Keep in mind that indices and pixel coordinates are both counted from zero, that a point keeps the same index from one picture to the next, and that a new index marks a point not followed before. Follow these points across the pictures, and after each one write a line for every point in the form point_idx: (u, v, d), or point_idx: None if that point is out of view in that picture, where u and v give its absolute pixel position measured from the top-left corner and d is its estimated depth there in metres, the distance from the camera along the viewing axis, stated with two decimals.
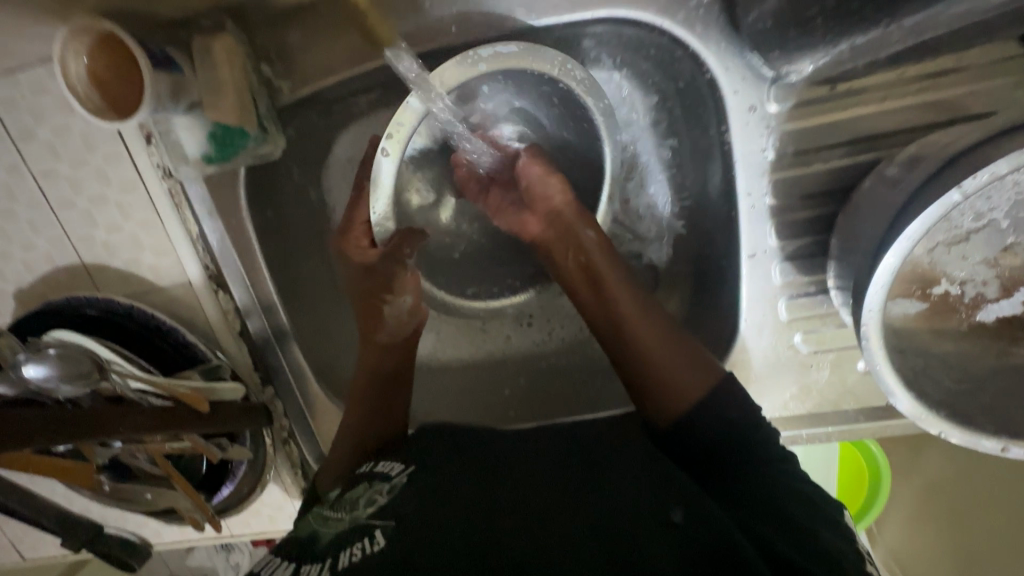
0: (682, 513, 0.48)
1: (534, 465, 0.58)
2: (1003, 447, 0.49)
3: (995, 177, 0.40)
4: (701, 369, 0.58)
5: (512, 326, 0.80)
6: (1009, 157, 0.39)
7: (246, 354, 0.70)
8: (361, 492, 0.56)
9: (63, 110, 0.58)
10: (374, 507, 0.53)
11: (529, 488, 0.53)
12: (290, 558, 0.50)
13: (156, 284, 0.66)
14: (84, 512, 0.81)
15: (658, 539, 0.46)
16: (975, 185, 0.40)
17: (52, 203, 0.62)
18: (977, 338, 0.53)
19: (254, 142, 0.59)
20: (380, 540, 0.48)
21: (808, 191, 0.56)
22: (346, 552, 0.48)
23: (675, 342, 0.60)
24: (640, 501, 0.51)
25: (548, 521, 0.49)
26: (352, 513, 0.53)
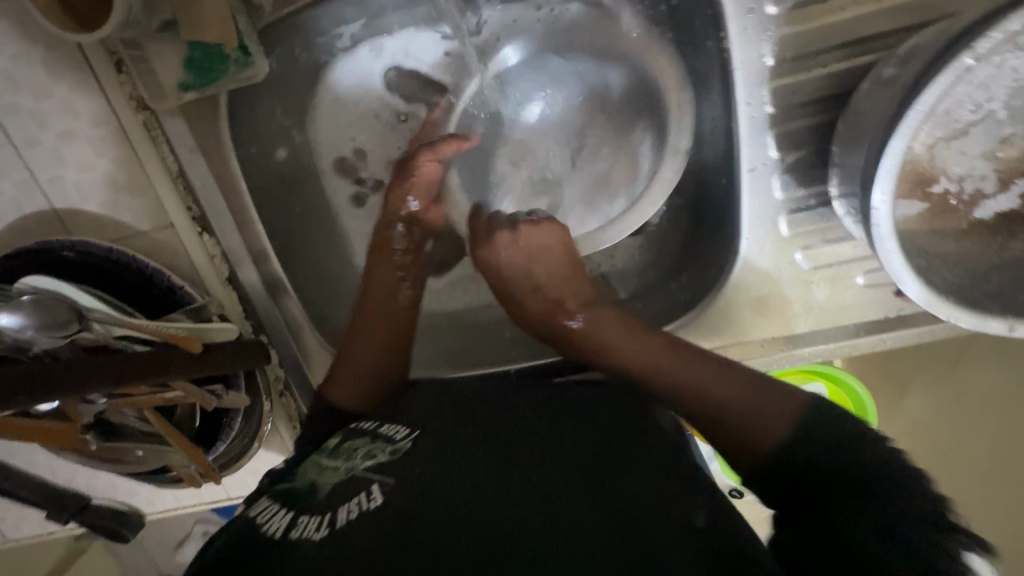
0: (706, 518, 0.44)
1: (541, 430, 0.53)
2: (1010, 327, 0.49)
3: (1007, 35, 0.40)
4: (766, 407, 0.49)
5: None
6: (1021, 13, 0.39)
7: (235, 299, 0.66)
8: (361, 445, 0.52)
9: (23, 34, 0.54)
10: (374, 461, 0.49)
11: (547, 461, 0.48)
12: (285, 507, 0.46)
13: (135, 229, 0.62)
14: (69, 484, 0.77)
15: (677, 537, 0.42)
16: (988, 46, 0.41)
17: (15, 142, 0.58)
18: (977, 235, 0.53)
19: (236, 66, 0.56)
20: (378, 496, 0.44)
21: (806, 99, 0.56)
22: (345, 506, 0.44)
23: (745, 396, 0.51)
24: (660, 496, 0.46)
25: (561, 507, 0.44)
26: (350, 463, 0.50)
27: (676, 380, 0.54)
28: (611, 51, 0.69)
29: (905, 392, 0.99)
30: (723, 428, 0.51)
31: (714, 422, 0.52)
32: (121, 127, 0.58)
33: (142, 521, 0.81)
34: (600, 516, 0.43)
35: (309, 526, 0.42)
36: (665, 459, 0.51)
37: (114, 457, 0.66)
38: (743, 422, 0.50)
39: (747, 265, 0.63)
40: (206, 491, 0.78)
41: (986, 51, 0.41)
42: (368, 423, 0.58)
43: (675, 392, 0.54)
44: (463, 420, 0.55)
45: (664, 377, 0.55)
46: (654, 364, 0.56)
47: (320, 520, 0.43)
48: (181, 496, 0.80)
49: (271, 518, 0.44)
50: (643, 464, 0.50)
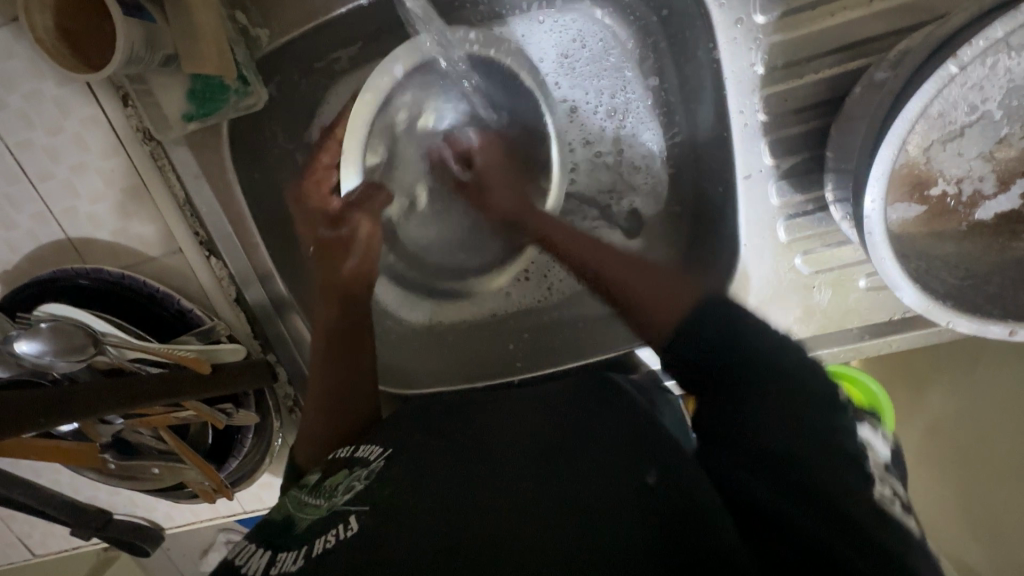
0: (657, 476, 0.51)
1: (508, 424, 0.60)
2: (1011, 331, 0.49)
3: (991, 42, 0.40)
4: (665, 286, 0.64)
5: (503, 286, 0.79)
6: (1005, 20, 0.39)
7: (242, 319, 0.68)
8: (341, 479, 0.55)
9: (34, 73, 0.56)
10: (352, 493, 0.52)
11: (510, 465, 0.53)
12: (265, 544, 0.48)
13: (146, 255, 0.64)
14: (92, 500, 0.80)
15: (636, 503, 0.48)
16: (972, 54, 0.40)
17: (30, 176, 0.60)
18: (978, 236, 0.53)
19: (236, 95, 0.58)
20: (354, 526, 0.47)
21: (801, 105, 0.56)
22: (323, 538, 0.47)
23: (660, 290, 0.64)
24: (617, 467, 0.52)
25: (528, 494, 0.49)
26: (331, 500, 0.52)
27: (621, 284, 0.68)
28: (611, 65, 0.69)
29: (925, 388, 0.98)
30: (626, 294, 0.67)
31: (626, 296, 0.67)
32: (129, 158, 0.60)
33: (162, 534, 0.83)
34: (561, 496, 0.49)
35: (286, 562, 0.45)
36: (627, 428, 0.57)
37: (132, 475, 0.68)
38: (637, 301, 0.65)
39: (746, 273, 0.63)
40: (222, 504, 0.80)
41: (969, 60, 0.40)
42: (344, 450, 0.62)
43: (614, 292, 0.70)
44: (433, 433, 0.60)
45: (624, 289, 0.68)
46: (602, 262, 0.71)
47: (298, 554, 0.46)
48: (199, 511, 0.82)
49: (252, 556, 0.47)
50: (608, 431, 0.57)
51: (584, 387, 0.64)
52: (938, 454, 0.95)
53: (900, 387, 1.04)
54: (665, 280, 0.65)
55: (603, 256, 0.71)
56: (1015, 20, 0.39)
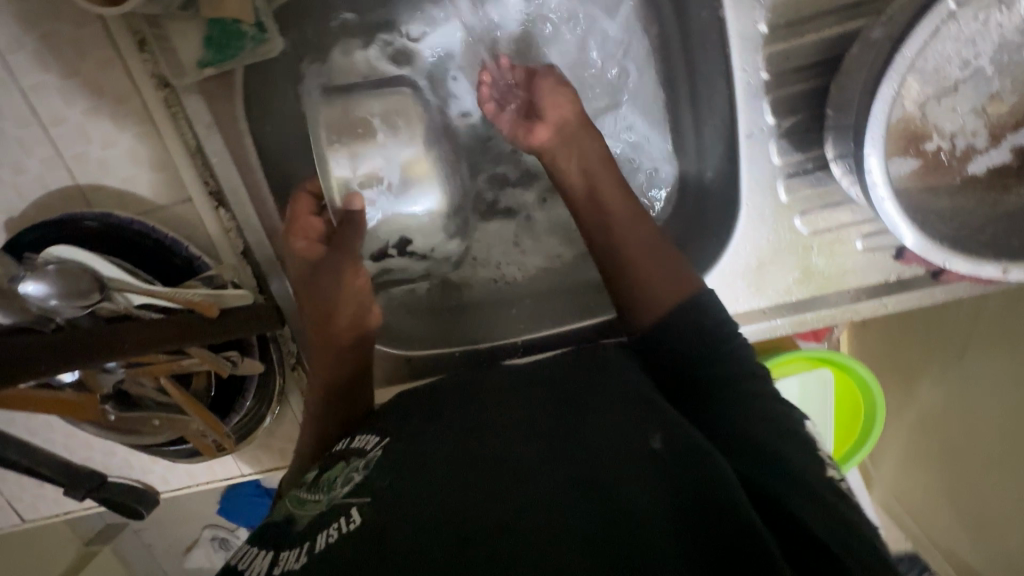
0: (663, 440, 0.48)
1: (507, 399, 0.58)
2: (1002, 270, 0.50)
3: None
4: (681, 280, 0.60)
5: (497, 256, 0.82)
6: None
7: (249, 271, 0.68)
8: (338, 473, 0.54)
9: (51, 14, 0.57)
10: (352, 485, 0.51)
11: (512, 445, 0.50)
12: (268, 549, 0.48)
13: (156, 204, 0.64)
14: (86, 461, 0.79)
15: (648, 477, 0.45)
16: None
17: (42, 119, 0.61)
18: (972, 190, 0.55)
19: (253, 42, 0.58)
20: (356, 518, 0.46)
21: (801, 64, 0.58)
22: (324, 533, 0.46)
23: (683, 274, 0.60)
24: (627, 439, 0.49)
25: (540, 470, 0.47)
26: (330, 494, 0.51)
27: (613, 225, 0.64)
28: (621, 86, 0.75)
29: (916, 378, 0.99)
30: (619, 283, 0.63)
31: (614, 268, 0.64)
32: (143, 104, 0.61)
33: (158, 499, 0.81)
34: (567, 477, 0.45)
35: (289, 558, 0.45)
36: (620, 399, 0.54)
37: (134, 429, 0.68)
38: (653, 287, 0.60)
39: (747, 236, 0.65)
40: (219, 467, 0.79)
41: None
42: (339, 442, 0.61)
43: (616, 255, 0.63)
44: (428, 418, 0.57)
45: (626, 248, 0.63)
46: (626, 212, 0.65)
47: (299, 553, 0.45)
48: (196, 474, 0.81)
49: (255, 559, 0.47)
50: (611, 410, 0.53)
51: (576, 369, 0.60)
52: (933, 441, 0.95)
53: (896, 379, 1.04)
54: (677, 271, 0.60)
55: (627, 227, 0.64)
56: None
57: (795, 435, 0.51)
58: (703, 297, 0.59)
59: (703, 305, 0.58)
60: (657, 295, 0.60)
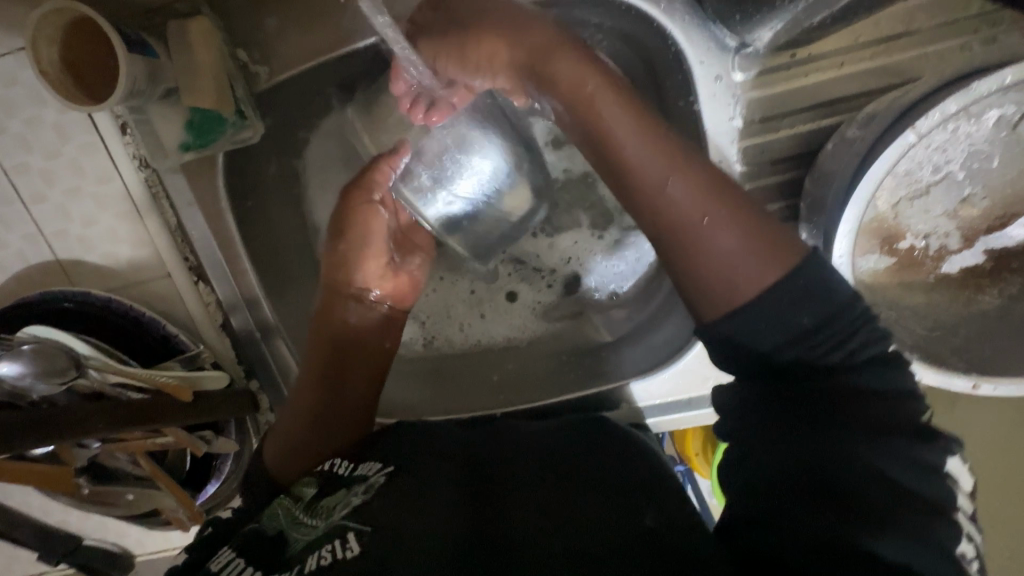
0: (653, 518, 0.47)
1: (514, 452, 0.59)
2: (973, 384, 0.50)
3: (944, 115, 0.44)
4: (767, 262, 0.44)
5: (474, 318, 0.83)
6: (955, 97, 0.44)
7: (228, 345, 0.68)
8: (337, 499, 0.52)
9: (36, 100, 0.58)
10: (350, 508, 0.49)
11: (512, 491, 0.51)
12: (253, 564, 0.45)
13: (135, 279, 0.65)
14: (61, 524, 0.78)
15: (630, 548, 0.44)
16: (929, 124, 0.45)
17: (24, 198, 0.61)
18: (946, 289, 0.55)
19: (233, 128, 0.59)
20: (353, 545, 0.45)
21: (777, 156, 0.58)
22: (317, 556, 0.44)
23: (747, 253, 0.44)
24: (609, 509, 0.48)
25: (533, 523, 0.47)
26: (326, 520, 0.49)
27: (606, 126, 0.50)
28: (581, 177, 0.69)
29: None
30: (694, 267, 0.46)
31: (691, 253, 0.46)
32: (124, 184, 0.61)
33: (133, 562, 0.81)
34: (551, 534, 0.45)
35: None
36: (601, 460, 0.56)
37: (107, 501, 0.67)
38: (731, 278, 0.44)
39: None
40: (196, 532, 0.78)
41: (926, 129, 0.45)
42: (343, 465, 0.58)
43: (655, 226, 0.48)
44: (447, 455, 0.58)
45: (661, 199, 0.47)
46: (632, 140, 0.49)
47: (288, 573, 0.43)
48: (173, 537, 0.80)
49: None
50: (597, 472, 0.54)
51: (570, 437, 0.61)
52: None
53: None
54: (734, 248, 0.45)
55: (665, 189, 0.47)
56: (965, 96, 0.44)
57: (874, 459, 0.39)
58: (807, 277, 0.43)
59: (765, 303, 0.43)
60: (707, 287, 0.45)
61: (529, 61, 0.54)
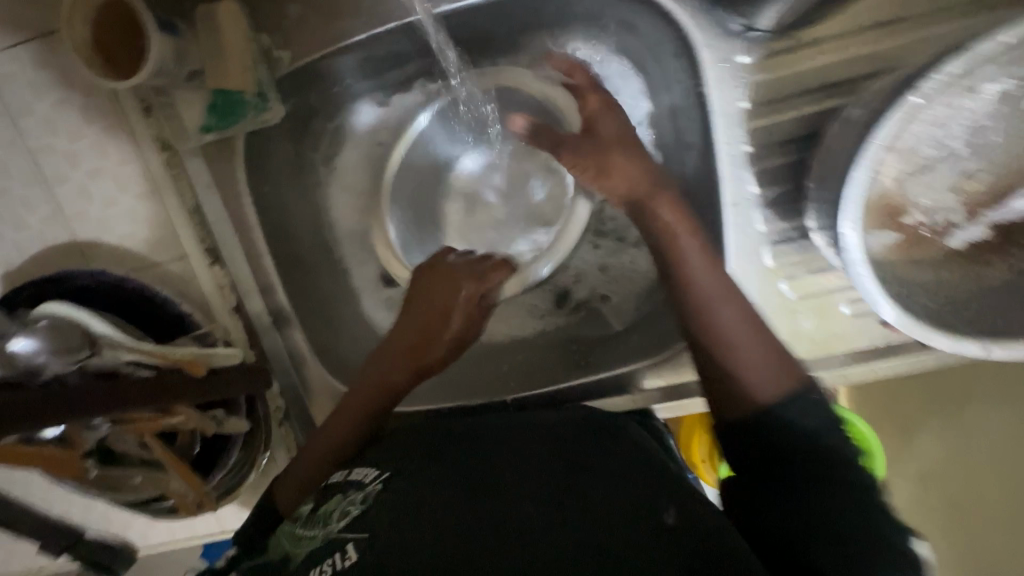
0: (675, 516, 0.47)
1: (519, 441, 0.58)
2: (987, 350, 0.50)
3: (946, 75, 0.46)
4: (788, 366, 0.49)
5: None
6: (956, 59, 0.45)
7: (240, 328, 0.68)
8: (335, 505, 0.55)
9: (63, 83, 0.60)
10: (348, 519, 0.52)
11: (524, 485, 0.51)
12: None
13: (151, 260, 0.65)
14: (63, 515, 0.77)
15: (648, 544, 0.45)
16: (932, 85, 0.46)
17: (47, 178, 0.63)
18: (952, 263, 0.56)
19: (254, 110, 0.60)
20: (352, 555, 0.48)
21: (783, 138, 0.60)
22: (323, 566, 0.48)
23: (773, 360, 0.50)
24: (629, 501, 0.49)
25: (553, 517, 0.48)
26: (326, 528, 0.52)
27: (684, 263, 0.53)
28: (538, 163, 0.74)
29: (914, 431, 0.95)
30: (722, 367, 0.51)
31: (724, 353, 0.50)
32: (145, 166, 0.63)
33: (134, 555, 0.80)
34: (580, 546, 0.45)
35: None
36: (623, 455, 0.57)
37: (114, 485, 0.67)
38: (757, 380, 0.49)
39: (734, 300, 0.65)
40: (200, 523, 0.77)
41: (929, 89, 0.46)
42: (339, 472, 0.60)
43: (698, 329, 0.53)
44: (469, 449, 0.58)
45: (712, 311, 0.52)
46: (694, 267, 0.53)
47: None
48: (175, 529, 0.79)
49: None
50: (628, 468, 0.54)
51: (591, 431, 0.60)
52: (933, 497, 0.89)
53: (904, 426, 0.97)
54: (763, 353, 0.50)
55: (720, 304, 0.52)
56: (965, 58, 0.45)
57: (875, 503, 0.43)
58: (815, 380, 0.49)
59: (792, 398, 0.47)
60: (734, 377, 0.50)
61: (632, 198, 0.59)
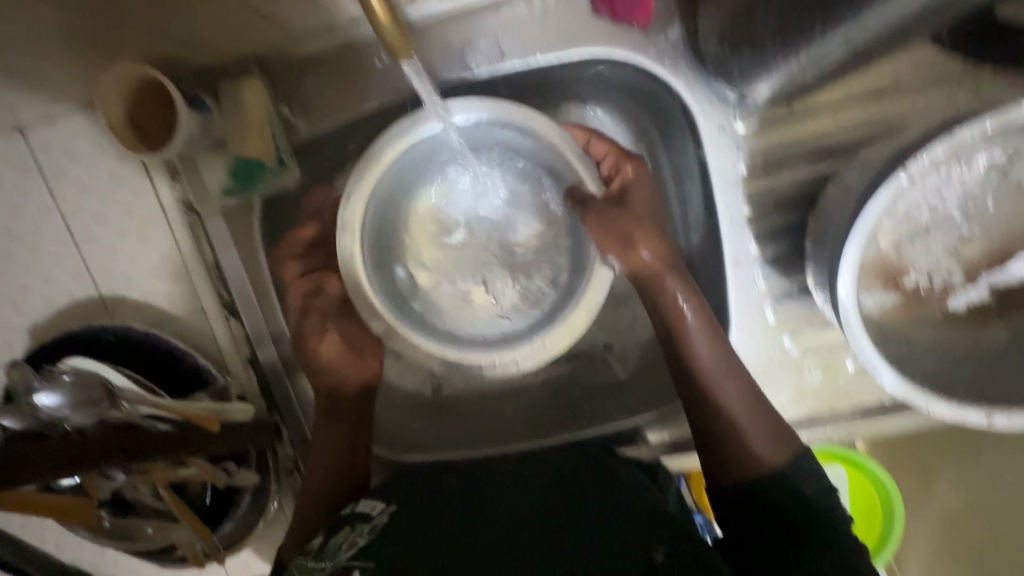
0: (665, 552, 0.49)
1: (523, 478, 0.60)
2: (987, 418, 0.50)
3: (932, 158, 0.47)
4: (779, 442, 0.55)
5: (477, 365, 0.81)
6: (939, 142, 0.47)
7: (253, 379, 0.70)
8: (343, 537, 0.53)
9: (96, 151, 0.64)
10: (356, 550, 0.51)
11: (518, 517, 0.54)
12: None
13: (171, 314, 0.68)
14: (74, 560, 0.78)
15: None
16: (918, 166, 0.47)
17: (76, 238, 0.66)
18: (953, 325, 0.56)
19: (272, 174, 0.63)
20: None
21: (781, 199, 0.62)
22: None
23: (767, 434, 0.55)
24: (627, 533, 0.51)
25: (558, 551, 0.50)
26: (334, 560, 0.51)
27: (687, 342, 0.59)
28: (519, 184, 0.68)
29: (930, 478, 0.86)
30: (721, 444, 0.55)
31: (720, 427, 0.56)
32: (168, 226, 0.66)
33: None
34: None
35: None
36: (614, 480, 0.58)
37: (126, 534, 0.68)
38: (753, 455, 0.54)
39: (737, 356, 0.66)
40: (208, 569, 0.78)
41: (916, 170, 0.47)
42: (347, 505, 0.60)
43: (704, 405, 0.57)
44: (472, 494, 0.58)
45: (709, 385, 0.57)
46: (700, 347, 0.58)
47: None
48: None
49: None
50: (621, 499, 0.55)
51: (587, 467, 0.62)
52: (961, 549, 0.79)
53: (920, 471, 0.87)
54: (758, 431, 0.55)
55: (720, 384, 0.57)
56: (948, 142, 0.47)
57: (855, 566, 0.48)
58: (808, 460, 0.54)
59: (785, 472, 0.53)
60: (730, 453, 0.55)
61: (639, 277, 0.61)
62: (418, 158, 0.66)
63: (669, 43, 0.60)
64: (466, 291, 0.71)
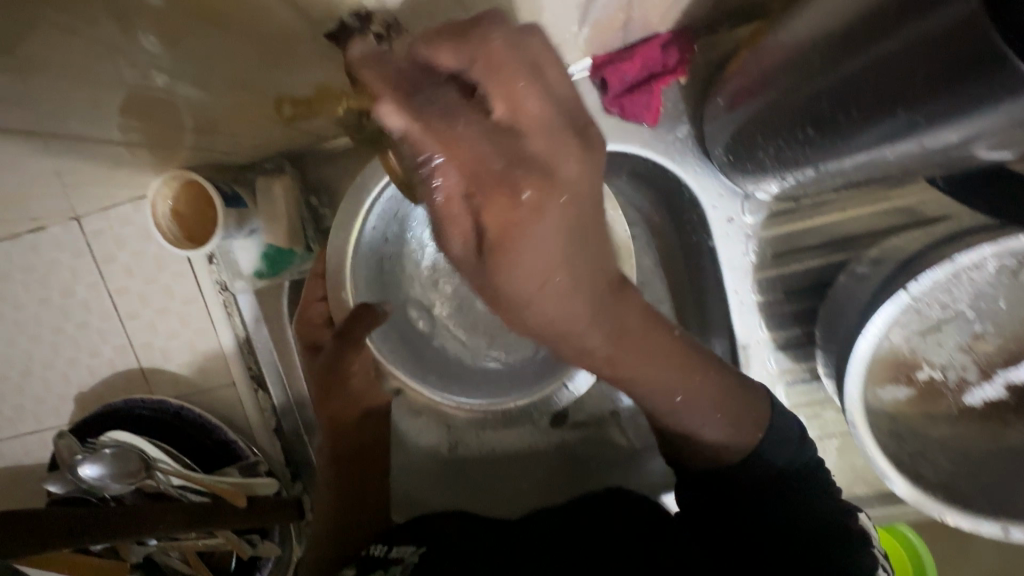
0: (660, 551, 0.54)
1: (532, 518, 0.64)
2: (1003, 530, 0.51)
3: (934, 280, 0.47)
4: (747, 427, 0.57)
5: (489, 428, 0.82)
6: (939, 266, 0.47)
7: (279, 449, 0.74)
8: None
9: (142, 237, 0.69)
10: None
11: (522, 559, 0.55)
12: None
13: (206, 386, 0.72)
14: None
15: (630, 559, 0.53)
16: (918, 288, 0.48)
17: (122, 315, 0.71)
18: (968, 421, 0.56)
19: (300, 259, 0.68)
20: None
21: (792, 287, 0.63)
22: None
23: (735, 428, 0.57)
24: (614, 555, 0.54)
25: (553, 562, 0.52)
26: None
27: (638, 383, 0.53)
28: None
29: None
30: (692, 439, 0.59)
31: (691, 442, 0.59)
32: (205, 304, 0.71)
33: None
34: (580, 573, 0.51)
35: None
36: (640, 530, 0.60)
37: None
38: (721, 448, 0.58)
39: None
40: None
41: (916, 291, 0.48)
42: (377, 548, 0.63)
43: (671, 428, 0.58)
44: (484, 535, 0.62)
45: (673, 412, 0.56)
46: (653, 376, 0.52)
47: None
48: None
49: None
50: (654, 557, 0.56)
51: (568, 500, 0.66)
52: None
53: None
54: (722, 434, 0.57)
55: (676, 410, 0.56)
56: (949, 266, 0.47)
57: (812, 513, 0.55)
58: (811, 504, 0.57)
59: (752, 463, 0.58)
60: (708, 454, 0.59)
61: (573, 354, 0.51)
62: (391, 211, 0.63)
63: (678, 139, 0.62)
64: (483, 316, 0.70)
